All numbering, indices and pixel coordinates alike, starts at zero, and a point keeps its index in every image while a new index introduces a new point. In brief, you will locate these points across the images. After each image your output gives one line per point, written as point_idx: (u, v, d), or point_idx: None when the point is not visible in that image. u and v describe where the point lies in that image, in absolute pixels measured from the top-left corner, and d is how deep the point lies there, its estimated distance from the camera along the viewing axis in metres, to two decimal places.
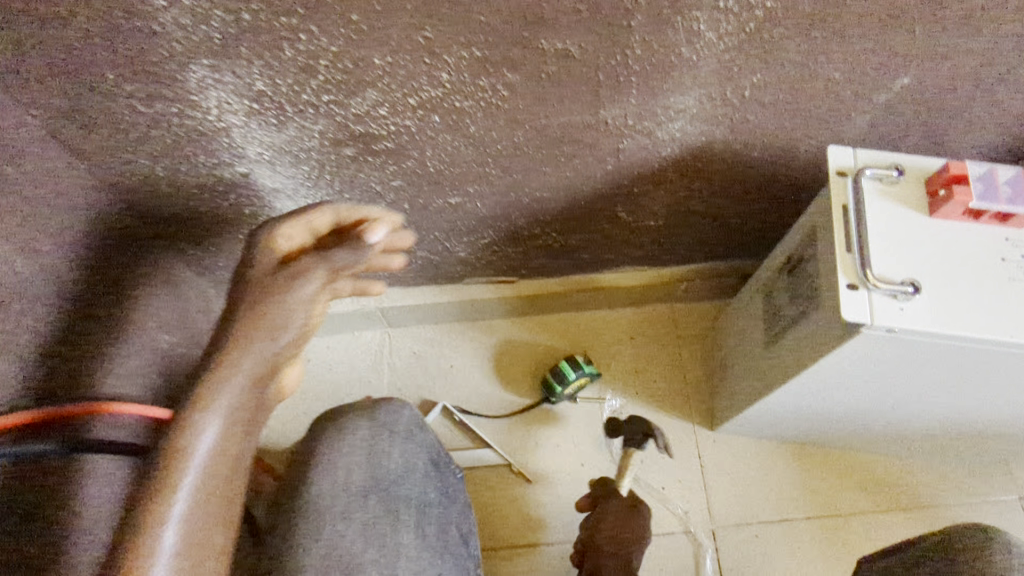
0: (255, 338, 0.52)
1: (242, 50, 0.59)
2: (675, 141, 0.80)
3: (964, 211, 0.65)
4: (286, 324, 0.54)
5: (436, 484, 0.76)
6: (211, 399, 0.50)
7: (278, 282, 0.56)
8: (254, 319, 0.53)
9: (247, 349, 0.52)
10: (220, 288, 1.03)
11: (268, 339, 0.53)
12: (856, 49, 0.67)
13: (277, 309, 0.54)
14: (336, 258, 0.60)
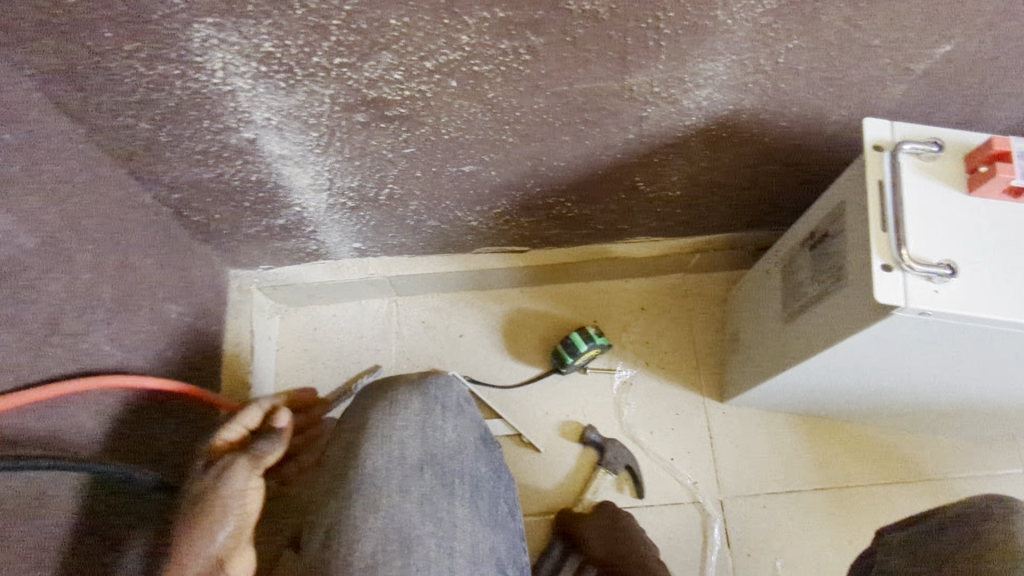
0: (214, 514, 0.63)
1: (249, 9, 0.55)
2: (701, 110, 0.76)
3: (1005, 189, 0.63)
4: (234, 504, 0.64)
5: (490, 454, 0.74)
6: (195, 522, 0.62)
7: (227, 476, 0.65)
8: (206, 518, 0.62)
9: (207, 521, 0.62)
10: (225, 257, 1.00)
11: (214, 527, 0.62)
12: (899, 15, 0.64)
13: (228, 495, 0.64)
14: (258, 450, 0.69)
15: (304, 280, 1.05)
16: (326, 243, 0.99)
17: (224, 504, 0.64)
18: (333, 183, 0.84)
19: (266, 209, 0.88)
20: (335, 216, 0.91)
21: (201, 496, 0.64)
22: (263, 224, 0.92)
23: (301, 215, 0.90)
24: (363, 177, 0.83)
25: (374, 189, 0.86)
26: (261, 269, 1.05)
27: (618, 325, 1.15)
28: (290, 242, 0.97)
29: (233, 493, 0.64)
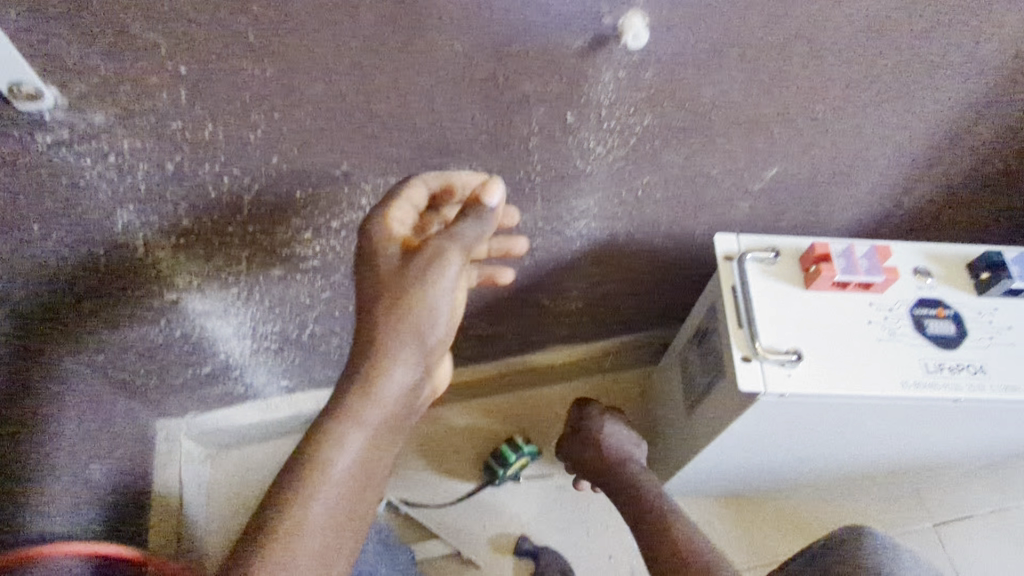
0: (415, 322, 0.54)
1: (168, 194, 0.64)
2: (582, 237, 0.88)
3: (832, 284, 0.75)
4: (443, 307, 0.55)
5: (387, 562, 0.90)
6: (360, 414, 0.52)
7: (421, 272, 0.54)
8: (338, 447, 0.51)
9: (386, 377, 0.53)
10: (150, 412, 1.00)
11: (431, 333, 0.55)
12: (722, 153, 0.78)
13: (428, 309, 0.54)
14: (466, 240, 0.56)
15: (233, 421, 1.07)
16: (254, 385, 1.02)
17: (394, 391, 0.54)
18: (256, 330, 0.89)
19: (191, 360, 0.91)
20: (261, 359, 0.96)
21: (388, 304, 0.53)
22: (190, 375, 0.95)
23: (226, 361, 0.94)
24: (284, 321, 0.89)
25: (296, 331, 0.92)
26: (189, 417, 1.06)
27: (545, 430, 1.20)
28: (218, 388, 1.00)
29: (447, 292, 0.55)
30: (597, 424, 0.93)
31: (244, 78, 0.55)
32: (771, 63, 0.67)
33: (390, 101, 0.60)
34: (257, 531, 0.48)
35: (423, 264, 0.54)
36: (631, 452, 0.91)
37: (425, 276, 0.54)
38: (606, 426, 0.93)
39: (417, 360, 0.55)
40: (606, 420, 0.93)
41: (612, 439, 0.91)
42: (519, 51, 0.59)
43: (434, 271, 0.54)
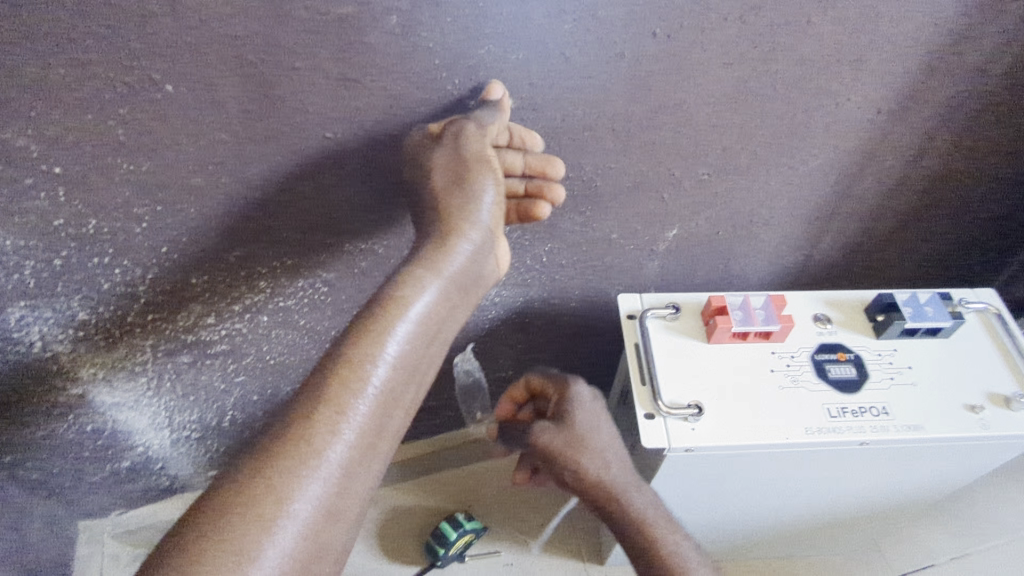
0: (468, 206, 0.56)
1: (60, 288, 0.65)
2: (497, 305, 0.90)
3: (731, 335, 0.76)
4: (470, 256, 0.56)
5: None
6: (358, 371, 0.49)
7: (477, 167, 0.57)
8: (337, 411, 0.48)
9: (444, 270, 0.54)
10: (71, 512, 0.97)
11: (462, 269, 0.56)
12: (617, 216, 0.82)
13: (473, 189, 0.57)
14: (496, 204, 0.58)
15: (159, 518, 1.04)
16: (180, 476, 1.00)
17: (461, 265, 0.55)
18: (174, 419, 0.88)
19: (109, 455, 0.90)
20: (184, 449, 0.94)
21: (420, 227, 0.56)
22: (109, 470, 0.92)
23: (145, 454, 0.92)
24: (201, 409, 0.88)
25: (216, 417, 0.91)
26: (115, 515, 1.03)
27: (490, 505, 1.18)
28: (142, 483, 0.98)
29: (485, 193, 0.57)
30: (568, 447, 0.71)
31: (120, 173, 0.57)
32: (642, 130, 0.71)
33: (272, 188, 0.63)
34: (261, 454, 0.46)
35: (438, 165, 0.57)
36: (592, 452, 0.70)
37: (472, 190, 0.57)
38: (581, 444, 0.71)
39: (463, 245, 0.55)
40: (570, 433, 0.72)
41: (593, 464, 0.70)
42: (393, 136, 0.62)
43: (462, 207, 0.56)
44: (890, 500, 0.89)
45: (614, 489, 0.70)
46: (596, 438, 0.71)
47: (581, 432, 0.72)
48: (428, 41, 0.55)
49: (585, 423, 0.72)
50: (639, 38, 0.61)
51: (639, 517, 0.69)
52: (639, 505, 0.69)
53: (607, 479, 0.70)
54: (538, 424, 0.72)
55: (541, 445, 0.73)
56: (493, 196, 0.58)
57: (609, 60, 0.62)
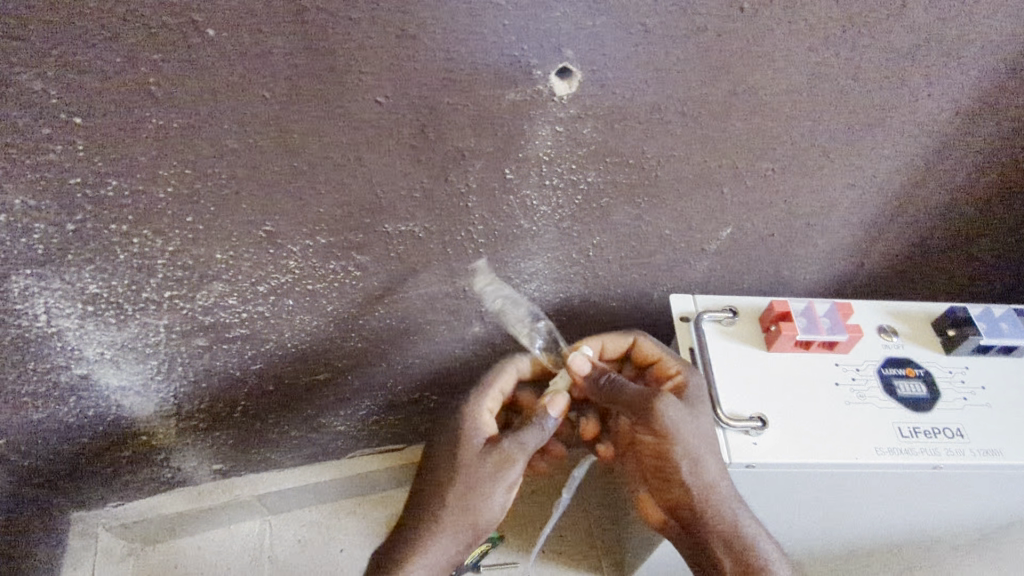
0: (470, 487, 0.69)
1: (71, 258, 0.59)
2: (534, 300, 0.84)
3: (794, 343, 0.71)
4: (472, 494, 0.69)
5: None
6: (423, 539, 0.70)
7: (483, 459, 0.70)
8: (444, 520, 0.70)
9: (459, 515, 0.70)
10: (64, 501, 0.90)
11: (471, 514, 0.70)
12: (673, 210, 0.76)
13: (480, 478, 0.70)
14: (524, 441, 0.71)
15: (158, 512, 0.97)
16: (183, 469, 0.93)
17: (472, 500, 0.70)
18: (182, 407, 0.82)
19: (110, 444, 0.83)
20: (189, 440, 0.88)
21: (439, 488, 0.71)
22: (108, 460, 0.86)
23: (148, 444, 0.86)
24: (212, 398, 0.82)
25: (226, 408, 0.84)
26: (111, 507, 0.96)
27: (507, 513, 1.11)
28: (143, 474, 0.91)
29: (484, 474, 0.70)
30: (687, 439, 0.64)
31: (148, 130, 0.51)
32: (714, 116, 0.65)
33: (313, 156, 0.57)
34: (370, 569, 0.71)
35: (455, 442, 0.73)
36: (709, 448, 0.64)
37: (483, 475, 0.70)
38: (699, 437, 0.64)
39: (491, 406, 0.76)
40: (685, 421, 0.64)
41: (708, 463, 0.64)
42: (448, 108, 0.57)
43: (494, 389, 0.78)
44: (944, 528, 0.84)
45: (716, 492, 0.64)
46: (708, 428, 0.64)
47: (700, 424, 0.64)
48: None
49: (698, 416, 0.65)
50: (726, 11, 0.55)
51: (734, 532, 0.64)
52: (736, 521, 0.64)
53: (714, 482, 0.64)
54: (664, 401, 0.64)
55: (654, 427, 0.65)
56: (516, 466, 0.70)
57: (691, 36, 0.57)
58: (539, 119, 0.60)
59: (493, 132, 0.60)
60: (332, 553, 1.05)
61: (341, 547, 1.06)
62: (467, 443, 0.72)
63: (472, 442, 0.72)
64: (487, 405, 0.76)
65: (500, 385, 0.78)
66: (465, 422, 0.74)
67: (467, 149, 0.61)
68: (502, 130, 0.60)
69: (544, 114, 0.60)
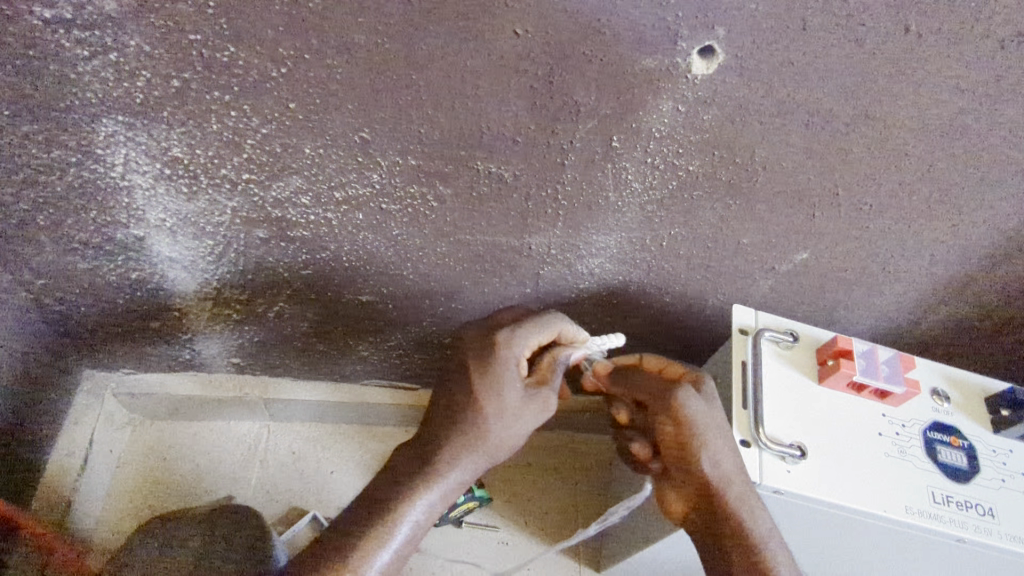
0: (501, 433, 0.65)
1: (165, 115, 0.57)
2: (592, 276, 0.82)
3: (847, 383, 0.70)
4: (502, 439, 0.66)
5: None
6: (435, 471, 0.64)
7: (523, 409, 0.66)
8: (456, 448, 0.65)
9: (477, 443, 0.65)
10: (83, 356, 0.91)
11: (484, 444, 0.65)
12: (761, 222, 0.73)
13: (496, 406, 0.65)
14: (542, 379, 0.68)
15: (165, 389, 0.97)
16: (202, 353, 0.93)
17: (498, 443, 0.65)
18: (221, 293, 0.81)
19: (142, 312, 0.83)
20: (217, 327, 0.87)
21: (446, 423, 0.65)
22: (136, 326, 0.85)
23: (178, 321, 0.85)
24: (253, 292, 0.81)
25: (264, 305, 0.84)
26: (123, 374, 0.96)
27: (499, 477, 1.10)
28: (164, 349, 0.91)
29: (514, 419, 0.66)
30: (705, 432, 0.65)
31: (283, 4, 0.49)
32: (840, 138, 0.62)
33: (433, 74, 0.55)
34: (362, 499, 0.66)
35: (492, 387, 0.65)
36: (719, 445, 0.64)
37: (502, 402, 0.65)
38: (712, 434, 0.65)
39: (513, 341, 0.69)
40: (704, 415, 0.65)
41: (724, 459, 0.64)
42: (582, 58, 0.54)
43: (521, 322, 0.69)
44: None
45: (730, 490, 0.64)
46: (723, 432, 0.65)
47: (716, 417, 0.65)
48: None
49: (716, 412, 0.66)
50: (893, 30, 0.52)
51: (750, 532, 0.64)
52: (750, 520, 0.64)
53: (732, 478, 0.64)
54: (680, 394, 0.65)
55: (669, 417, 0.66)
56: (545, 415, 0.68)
57: (846, 47, 0.54)
58: (666, 94, 0.58)
59: (616, 95, 0.58)
60: (322, 472, 1.05)
61: (332, 469, 1.05)
62: (506, 391, 0.66)
63: (512, 390, 0.66)
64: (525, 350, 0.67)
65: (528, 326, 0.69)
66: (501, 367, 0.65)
67: (584, 105, 0.59)
68: (626, 95, 0.58)
69: (672, 90, 0.57)
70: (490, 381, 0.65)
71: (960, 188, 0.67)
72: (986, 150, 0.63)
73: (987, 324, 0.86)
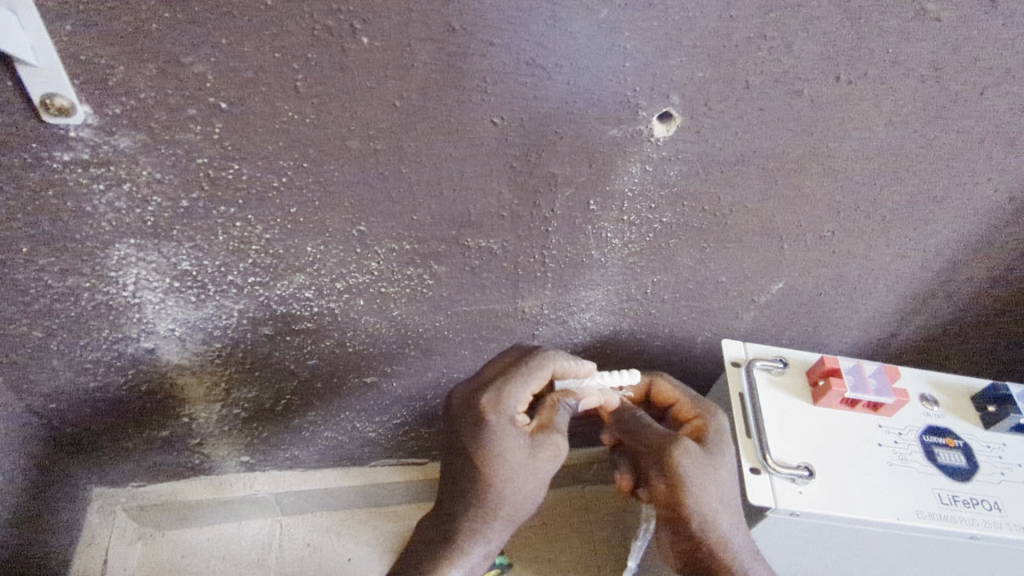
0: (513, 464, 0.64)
1: (175, 233, 0.61)
2: (585, 330, 0.86)
3: (840, 400, 0.74)
4: (515, 492, 0.65)
5: None
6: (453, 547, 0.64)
7: (534, 460, 0.65)
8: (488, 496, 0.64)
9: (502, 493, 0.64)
10: (93, 475, 0.90)
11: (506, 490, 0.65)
12: (736, 260, 0.78)
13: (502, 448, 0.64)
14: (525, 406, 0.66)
15: (177, 497, 0.96)
16: (212, 456, 0.93)
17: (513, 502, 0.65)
18: (229, 393, 0.83)
19: (151, 422, 0.84)
20: (228, 427, 0.89)
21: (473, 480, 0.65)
22: (146, 437, 0.86)
23: (188, 427, 0.86)
24: (261, 387, 0.83)
25: (271, 399, 0.86)
26: (133, 488, 0.96)
27: (518, 541, 1.10)
28: (174, 456, 0.91)
29: (522, 475, 0.64)
30: (703, 486, 0.66)
31: (282, 121, 0.54)
32: (795, 177, 0.68)
33: (420, 166, 0.60)
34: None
35: (496, 451, 0.63)
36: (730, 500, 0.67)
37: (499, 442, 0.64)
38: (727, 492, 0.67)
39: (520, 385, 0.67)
40: (701, 473, 0.66)
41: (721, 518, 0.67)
42: (555, 135, 0.60)
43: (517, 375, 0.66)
44: None
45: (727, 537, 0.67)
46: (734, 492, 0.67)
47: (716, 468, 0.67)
48: (627, 42, 0.53)
49: (717, 465, 0.67)
50: (825, 79, 0.59)
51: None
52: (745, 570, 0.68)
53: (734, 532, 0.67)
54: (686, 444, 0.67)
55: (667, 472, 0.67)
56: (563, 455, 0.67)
57: (787, 98, 0.60)
58: (634, 157, 0.63)
59: (588, 163, 0.63)
60: (341, 560, 1.04)
61: (350, 556, 1.04)
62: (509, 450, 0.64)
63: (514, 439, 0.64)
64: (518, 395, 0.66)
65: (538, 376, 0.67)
66: (495, 434, 0.64)
67: (561, 176, 0.64)
68: (597, 162, 0.63)
69: (638, 153, 0.63)
70: (492, 444, 0.63)
71: (911, 207, 0.74)
72: (925, 172, 0.69)
73: (958, 327, 0.92)
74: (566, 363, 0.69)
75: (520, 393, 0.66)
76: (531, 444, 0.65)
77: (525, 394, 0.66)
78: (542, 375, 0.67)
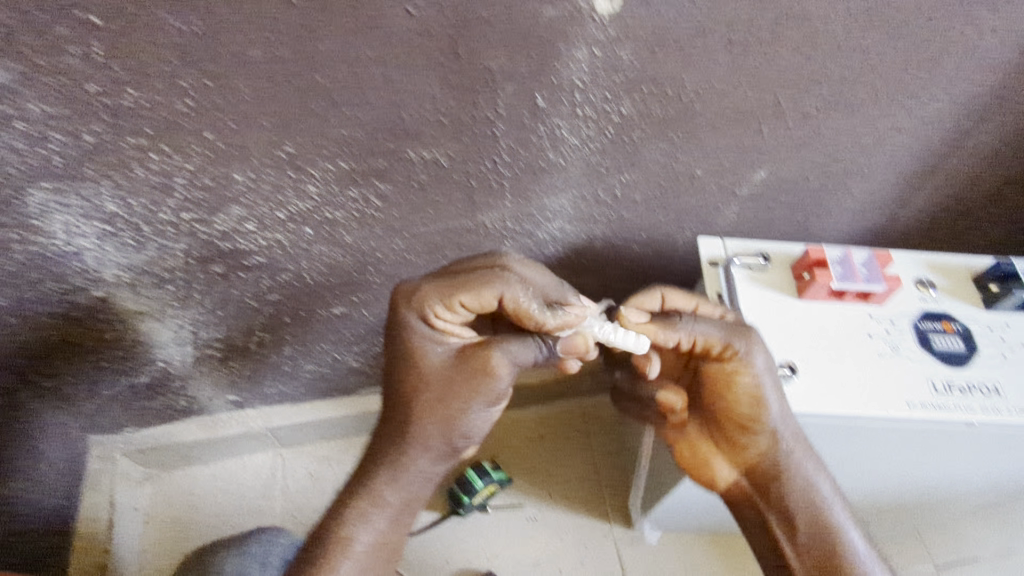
0: (431, 385, 0.57)
1: (89, 172, 0.57)
2: (555, 239, 0.82)
3: (827, 292, 0.69)
4: (435, 409, 0.58)
5: None
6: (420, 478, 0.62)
7: (455, 375, 0.57)
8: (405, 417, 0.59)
9: (420, 417, 0.58)
10: (86, 424, 0.91)
11: (432, 410, 0.58)
12: (710, 149, 0.71)
13: (426, 361, 0.57)
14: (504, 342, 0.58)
15: (173, 439, 0.98)
16: (198, 397, 0.94)
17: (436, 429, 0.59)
18: (198, 335, 0.82)
19: (126, 368, 0.83)
20: (205, 368, 0.88)
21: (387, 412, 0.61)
22: (126, 383, 0.86)
23: (165, 370, 0.86)
24: (228, 326, 0.81)
25: (242, 338, 0.84)
26: (127, 434, 0.96)
27: (516, 456, 1.11)
28: (159, 400, 0.92)
29: (440, 384, 0.57)
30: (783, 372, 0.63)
31: (169, 34, 0.48)
32: (768, 46, 0.60)
33: (336, 72, 0.54)
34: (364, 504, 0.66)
35: (408, 360, 0.57)
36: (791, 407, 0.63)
37: (416, 359, 0.57)
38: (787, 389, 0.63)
39: (440, 301, 0.55)
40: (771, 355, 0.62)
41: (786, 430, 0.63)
42: (484, 23, 0.53)
43: (442, 290, 0.55)
44: (961, 488, 0.82)
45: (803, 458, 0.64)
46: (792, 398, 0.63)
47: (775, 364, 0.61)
48: None
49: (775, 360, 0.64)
50: None
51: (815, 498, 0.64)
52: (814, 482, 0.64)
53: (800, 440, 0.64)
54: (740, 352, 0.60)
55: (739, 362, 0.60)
56: (504, 380, 0.58)
57: None
58: (577, 40, 0.56)
59: (527, 54, 0.56)
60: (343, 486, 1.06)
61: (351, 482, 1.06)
62: (425, 360, 0.57)
63: (437, 356, 0.57)
64: (437, 308, 0.55)
65: (475, 283, 0.54)
66: (404, 336, 0.56)
67: (498, 71, 0.57)
68: (536, 51, 0.56)
69: (582, 36, 0.56)
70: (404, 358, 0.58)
71: (906, 71, 0.65)
72: (921, 28, 0.61)
73: (964, 202, 0.84)
74: (517, 288, 0.54)
75: (441, 301, 0.55)
76: (456, 358, 0.57)
77: (450, 302, 0.55)
78: (472, 287, 0.54)
